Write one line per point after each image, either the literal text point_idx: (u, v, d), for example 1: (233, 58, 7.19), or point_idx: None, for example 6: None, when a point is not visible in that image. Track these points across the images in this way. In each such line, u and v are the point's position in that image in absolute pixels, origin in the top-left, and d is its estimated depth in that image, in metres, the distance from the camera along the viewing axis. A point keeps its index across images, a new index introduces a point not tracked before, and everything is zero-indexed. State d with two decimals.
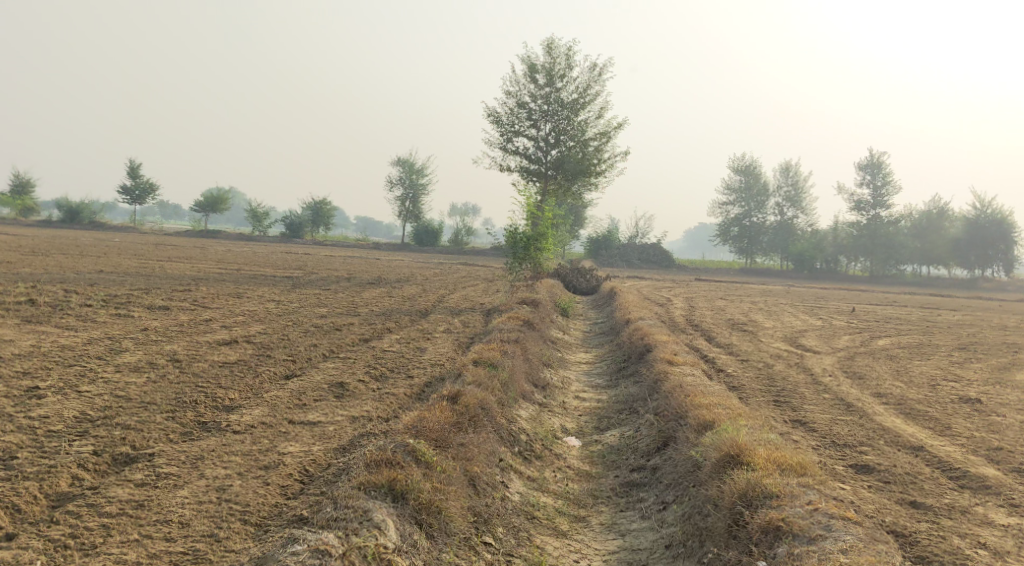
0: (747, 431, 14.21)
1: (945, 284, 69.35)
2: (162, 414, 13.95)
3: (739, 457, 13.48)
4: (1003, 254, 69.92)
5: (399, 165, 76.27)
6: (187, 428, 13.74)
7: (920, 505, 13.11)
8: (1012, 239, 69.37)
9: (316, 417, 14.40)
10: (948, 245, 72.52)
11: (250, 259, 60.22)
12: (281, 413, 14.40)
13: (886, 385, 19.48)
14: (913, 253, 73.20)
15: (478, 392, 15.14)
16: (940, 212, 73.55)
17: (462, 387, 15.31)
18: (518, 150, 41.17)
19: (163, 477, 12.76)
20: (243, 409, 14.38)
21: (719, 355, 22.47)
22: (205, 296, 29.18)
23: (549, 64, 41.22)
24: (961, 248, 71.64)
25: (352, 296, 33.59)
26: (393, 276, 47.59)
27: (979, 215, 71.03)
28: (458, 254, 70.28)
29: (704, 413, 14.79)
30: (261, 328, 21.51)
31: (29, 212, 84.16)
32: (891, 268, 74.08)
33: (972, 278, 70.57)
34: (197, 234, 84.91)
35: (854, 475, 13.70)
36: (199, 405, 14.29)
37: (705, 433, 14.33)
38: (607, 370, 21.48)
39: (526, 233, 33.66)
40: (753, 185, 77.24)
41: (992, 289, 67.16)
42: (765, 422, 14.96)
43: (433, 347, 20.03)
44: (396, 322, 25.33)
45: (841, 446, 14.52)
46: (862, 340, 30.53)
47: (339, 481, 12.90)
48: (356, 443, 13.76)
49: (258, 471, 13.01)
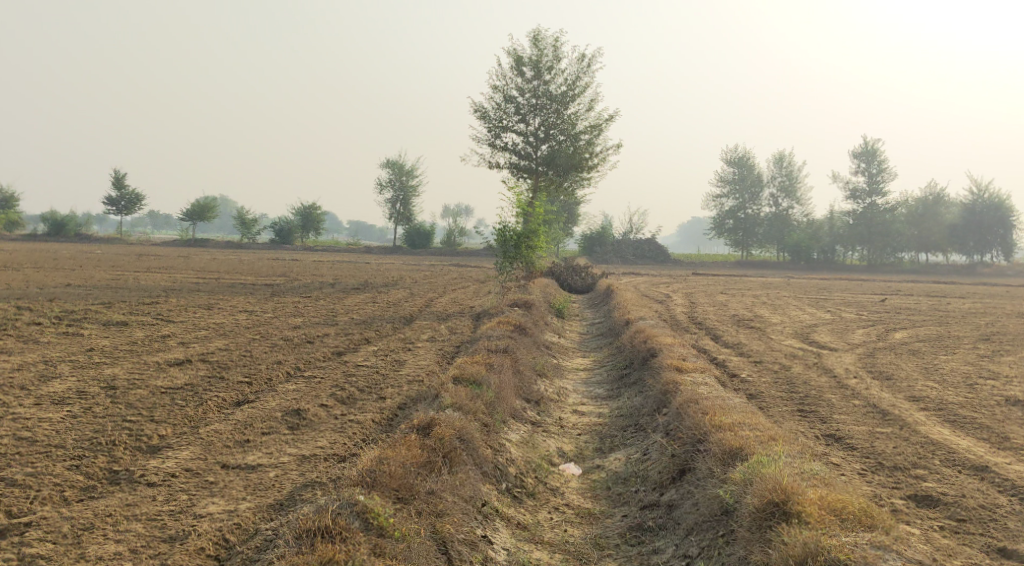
0: (783, 462, 12.18)
1: (943, 271, 67.41)
2: (65, 463, 11.93)
3: (784, 507, 11.42)
4: (1001, 239, 68.36)
5: (387, 166, 74.15)
6: (90, 482, 11.70)
7: (1011, 554, 11.13)
8: (1010, 224, 67.90)
9: (257, 459, 12.36)
10: (945, 231, 70.53)
11: (234, 267, 58.05)
12: (214, 455, 12.37)
13: (920, 386, 17.41)
14: (910, 241, 71.15)
15: (455, 420, 13.08)
16: (936, 198, 71.60)
17: (438, 414, 13.26)
18: (506, 146, 39.08)
19: (28, 561, 10.66)
20: (169, 451, 12.35)
21: (729, 356, 20.40)
22: (172, 309, 27.08)
23: (535, 56, 39.16)
24: (959, 234, 69.81)
25: (333, 303, 31.48)
26: (380, 281, 45.41)
27: (976, 201, 69.42)
28: (451, 255, 68.16)
29: (728, 439, 12.76)
30: (223, 345, 19.41)
31: (13, 226, 81.79)
32: (888, 256, 72.26)
33: (971, 264, 68.66)
34: (185, 244, 82.63)
35: (920, 514, 11.70)
36: (116, 448, 12.28)
37: (731, 467, 12.30)
38: (607, 378, 19.42)
39: (516, 230, 31.43)
40: (747, 176, 75.23)
41: (992, 275, 65.25)
42: (799, 444, 12.94)
43: (413, 359, 17.95)
44: (375, 331, 23.22)
45: (895, 470, 12.51)
46: (879, 334, 28.43)
47: (263, 560, 10.80)
48: (297, 497, 11.69)
49: (160, 547, 10.92)
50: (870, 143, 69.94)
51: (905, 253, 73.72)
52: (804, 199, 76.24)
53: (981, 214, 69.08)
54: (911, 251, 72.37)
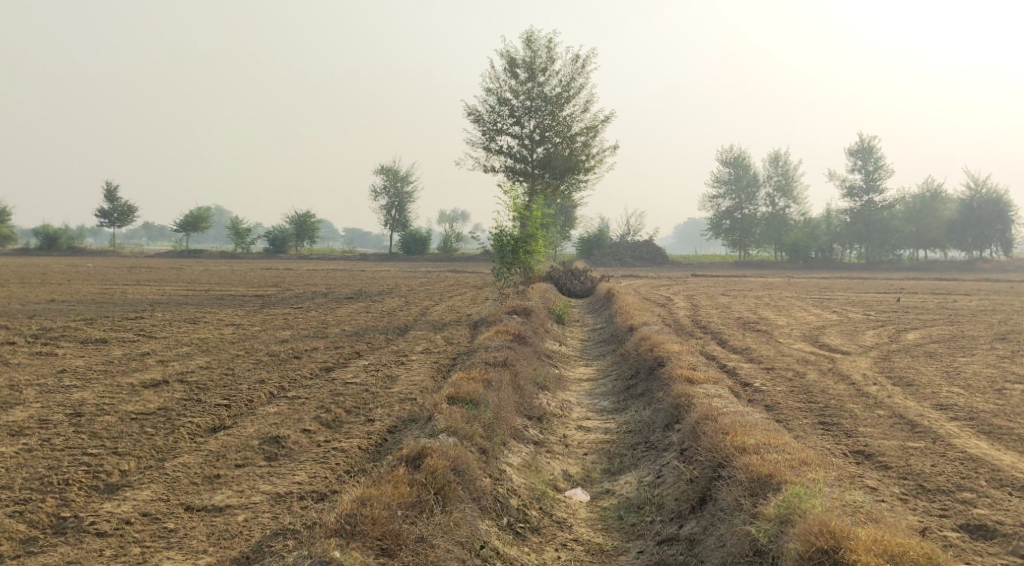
0: (819, 493, 11.23)
1: (941, 268, 66.19)
2: (9, 509, 10.94)
3: (833, 554, 10.51)
4: (1000, 235, 67.24)
5: (382, 172, 73.06)
6: (35, 533, 10.69)
7: None
8: (1009, 218, 66.84)
9: (225, 498, 11.32)
10: (944, 228, 69.60)
11: (226, 278, 56.89)
12: (177, 494, 11.34)
13: (946, 392, 16.38)
14: (909, 238, 70.19)
15: (448, 448, 12.03)
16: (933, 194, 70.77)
17: (430, 441, 12.23)
18: (501, 149, 38.05)
19: None
20: (127, 491, 11.34)
21: (740, 363, 19.34)
22: (156, 325, 25.94)
23: (529, 58, 38.10)
24: (958, 230, 68.68)
25: (324, 314, 30.43)
26: (374, 289, 44.33)
27: (973, 197, 68.59)
28: (448, 261, 67.13)
29: (753, 465, 11.78)
30: (204, 363, 18.31)
31: (5, 241, 80.61)
32: (887, 254, 71.25)
33: (971, 261, 67.73)
34: (180, 255, 81.46)
35: (978, 549, 10.83)
36: (69, 489, 11.28)
37: (761, 500, 11.35)
38: (612, 389, 18.34)
39: (513, 234, 30.34)
40: (743, 176, 74.13)
41: (992, 270, 64.05)
42: (832, 468, 11.97)
43: (406, 375, 16.89)
44: (366, 344, 22.12)
45: (941, 495, 11.60)
46: (890, 335, 27.39)
47: None
48: (268, 547, 10.65)
49: None
50: (867, 141, 68.95)
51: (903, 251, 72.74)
52: (801, 198, 75.26)
53: (979, 210, 68.01)
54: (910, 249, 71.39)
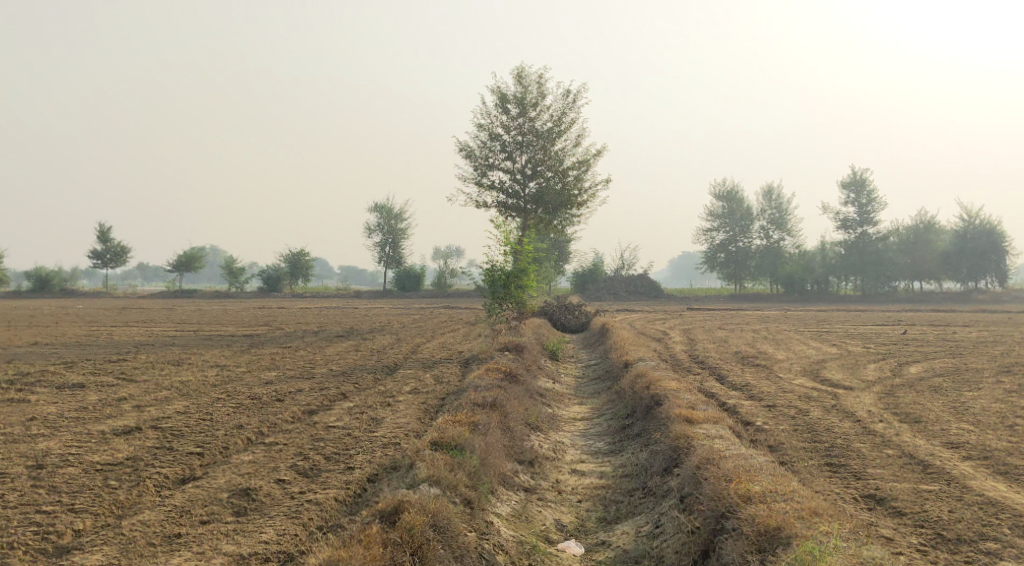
0: (832, 549, 10.65)
1: (937, 298, 66.00)
2: None
3: None
4: (995, 265, 67.53)
5: (376, 210, 72.53)
6: None
7: None
8: (1003, 249, 66.85)
9: (183, 559, 10.63)
10: (938, 259, 69.44)
11: (217, 318, 56.08)
12: (132, 556, 10.65)
13: (956, 429, 15.67)
14: (904, 269, 69.90)
15: (429, 501, 11.34)
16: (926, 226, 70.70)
17: (409, 493, 11.53)
18: (493, 185, 37.49)
19: None
20: (78, 553, 10.66)
21: (740, 401, 18.64)
22: (138, 367, 25.17)
23: (520, 93, 37.66)
24: (952, 260, 68.77)
25: (313, 353, 29.69)
26: (366, 327, 43.58)
27: (967, 228, 68.53)
28: (442, 298, 66.46)
29: (758, 516, 11.12)
30: (182, 408, 17.54)
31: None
32: (882, 286, 70.86)
33: (967, 291, 67.46)
34: (173, 295, 80.69)
35: None
36: (16, 553, 10.62)
37: (770, 556, 10.74)
38: (607, 429, 17.60)
39: (505, 269, 29.69)
40: (737, 209, 73.64)
41: (989, 301, 63.88)
42: (842, 518, 11.30)
43: (391, 417, 16.14)
44: (353, 384, 21.35)
45: (961, 544, 10.97)
46: (892, 369, 26.69)
47: None
48: None
49: None
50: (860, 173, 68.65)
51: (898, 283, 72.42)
52: (795, 230, 74.89)
53: (973, 241, 68.22)
54: (905, 281, 71.08)
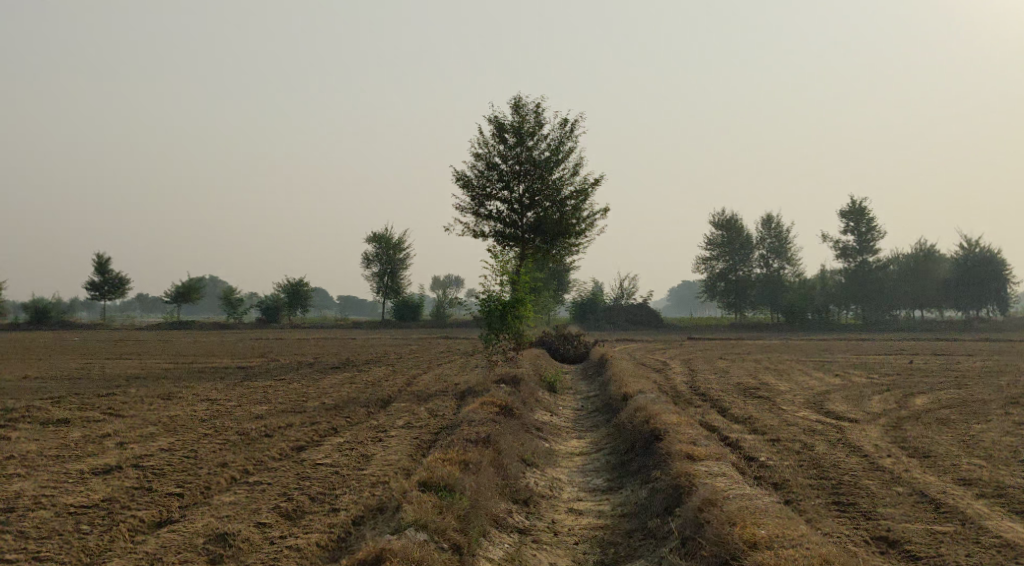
0: None
1: (938, 327, 65.30)
2: None
3: None
4: (995, 294, 66.96)
5: (374, 240, 72.09)
6: None
7: None
8: (1004, 278, 66.54)
9: None
10: (939, 288, 69.08)
11: (213, 350, 55.46)
12: None
13: (967, 466, 15.09)
14: (905, 298, 69.50)
15: (415, 547, 10.82)
16: (926, 254, 70.37)
17: (394, 538, 11.00)
18: (490, 214, 37.07)
19: None
20: None
21: (743, 435, 18.08)
22: (126, 402, 24.56)
23: (517, 122, 37.31)
24: (953, 289, 68.15)
25: (306, 386, 29.11)
26: (362, 358, 42.97)
27: (967, 256, 68.20)
28: (441, 328, 65.89)
29: None
30: (166, 445, 16.94)
31: None
32: (883, 314, 70.36)
33: (969, 319, 67.04)
34: (170, 327, 80.02)
35: None
36: None
37: None
38: (606, 465, 17.03)
39: (502, 299, 29.17)
40: (736, 238, 73.17)
41: (992, 329, 63.42)
42: (851, 563, 10.78)
43: (381, 454, 15.58)
44: (345, 418, 20.75)
45: None
46: (899, 401, 26.07)
47: None
48: None
49: None
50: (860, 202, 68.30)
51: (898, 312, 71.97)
52: (794, 259, 74.44)
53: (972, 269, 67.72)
54: (906, 309, 70.64)
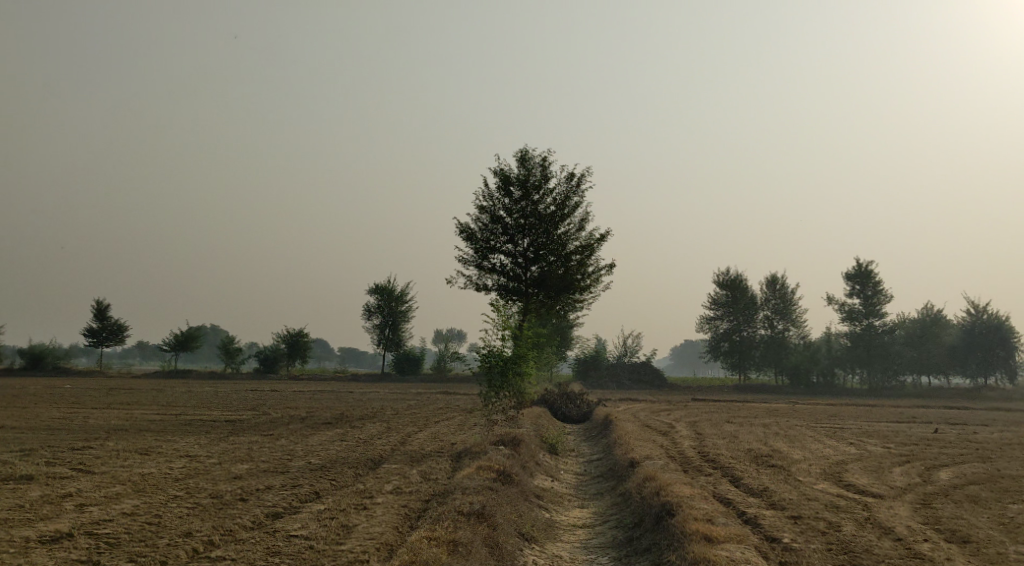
0: None
1: (946, 394, 63.86)
2: None
3: None
4: (1004, 361, 65.59)
5: (376, 291, 70.78)
6: None
7: None
8: (1013, 345, 65.00)
9: None
10: (946, 354, 67.51)
11: (206, 400, 53.84)
12: None
13: (1015, 556, 13.66)
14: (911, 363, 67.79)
15: None
16: (934, 319, 68.82)
17: None
18: (493, 268, 35.75)
19: None
20: None
21: (762, 512, 16.59)
22: (100, 456, 23.04)
23: (523, 175, 36.15)
24: (961, 355, 66.77)
25: (296, 442, 27.59)
26: (358, 413, 41.39)
27: (975, 322, 66.71)
28: (440, 383, 64.33)
29: None
30: (128, 508, 15.43)
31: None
32: (889, 380, 68.53)
33: (977, 387, 65.31)
34: (167, 376, 78.37)
35: None
36: None
37: None
38: (612, 541, 15.54)
39: (504, 356, 27.69)
40: (741, 298, 71.65)
41: (1002, 397, 61.71)
42: None
43: (364, 524, 14.13)
44: (329, 481, 19.25)
45: None
46: (922, 474, 24.52)
47: None
48: None
49: None
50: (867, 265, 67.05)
51: (905, 378, 70.16)
52: (800, 321, 72.86)
53: (980, 335, 66.37)
54: (912, 375, 68.87)
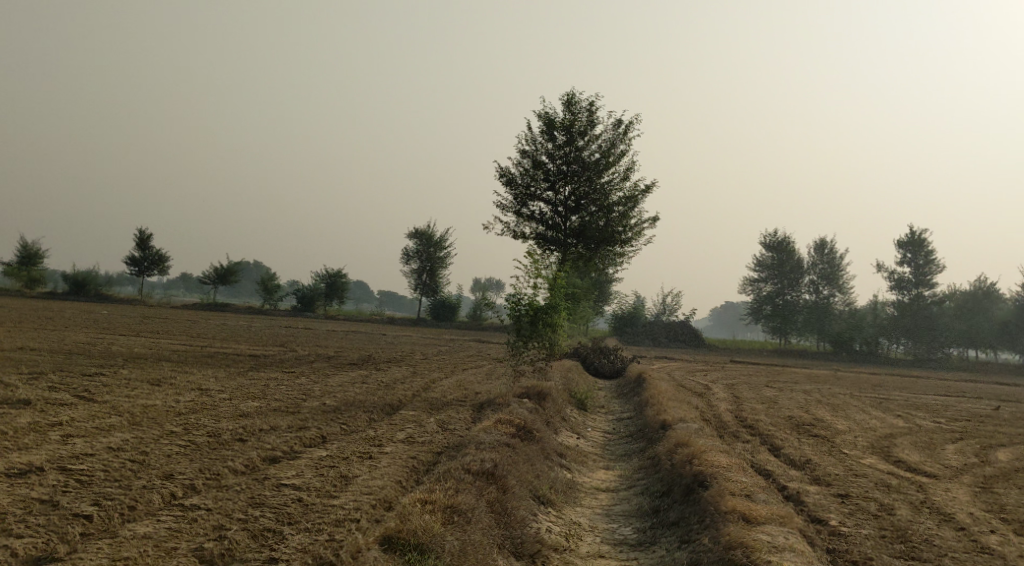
0: None
1: (993, 369, 61.61)
2: None
3: None
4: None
5: (416, 235, 69.51)
6: None
7: None
8: None
9: None
10: (996, 330, 65.27)
11: (236, 334, 53.07)
12: None
13: None
14: (960, 336, 65.43)
15: None
16: (987, 293, 66.38)
17: None
18: (532, 215, 34.18)
19: None
20: None
21: (806, 487, 15.07)
22: (107, 385, 21.91)
23: (568, 120, 34.39)
24: (1011, 330, 64.77)
25: (316, 382, 26.43)
26: (386, 356, 40.23)
27: None
28: (475, 330, 63.17)
29: None
30: (116, 441, 14.21)
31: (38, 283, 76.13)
32: (936, 352, 65.62)
33: None
34: (205, 308, 77.93)
35: None
36: None
37: None
38: (637, 510, 14.09)
39: (536, 306, 26.20)
40: (787, 262, 69.39)
41: None
42: None
43: (365, 476, 12.87)
44: (339, 425, 17.95)
45: None
46: (977, 454, 22.85)
47: None
48: None
49: None
50: (920, 233, 64.67)
51: (951, 352, 67.74)
52: (846, 288, 70.62)
53: None
54: (960, 348, 66.21)
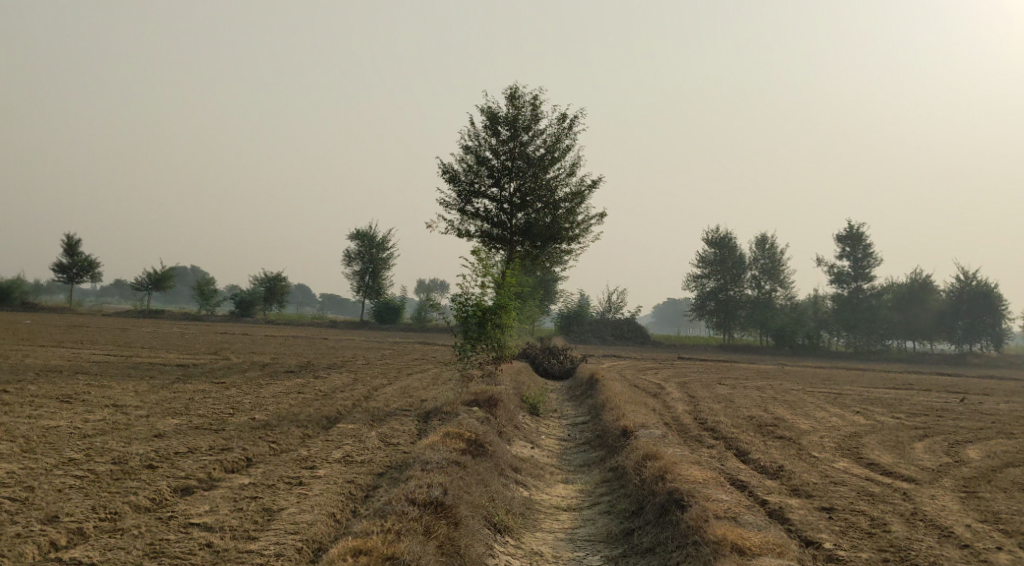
0: None
1: (933, 360, 61.39)
2: None
3: None
4: (990, 328, 63.17)
5: (357, 237, 67.36)
6: None
7: None
8: (1000, 312, 62.87)
9: None
10: (933, 320, 65.21)
11: (167, 342, 50.55)
12: None
13: None
14: (898, 328, 65.29)
15: None
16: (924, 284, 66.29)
17: None
18: (476, 213, 32.44)
19: None
20: None
21: (789, 502, 13.64)
22: (12, 403, 19.80)
23: (512, 114, 32.76)
24: (946, 320, 64.57)
25: (247, 393, 24.46)
26: (324, 362, 38.26)
27: (962, 288, 64.34)
28: (419, 333, 61.18)
29: None
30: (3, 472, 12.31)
31: None
32: (875, 344, 65.42)
33: (963, 353, 63.01)
34: (138, 316, 74.88)
35: None
36: None
37: None
38: (605, 535, 12.56)
39: (482, 308, 24.51)
40: (729, 257, 68.16)
41: (990, 365, 59.32)
42: None
43: (290, 512, 11.26)
44: (270, 443, 16.13)
45: None
46: (947, 452, 21.65)
47: None
48: None
49: None
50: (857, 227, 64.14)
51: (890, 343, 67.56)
52: (787, 283, 69.91)
53: (969, 302, 63.94)
54: (899, 340, 66.06)
